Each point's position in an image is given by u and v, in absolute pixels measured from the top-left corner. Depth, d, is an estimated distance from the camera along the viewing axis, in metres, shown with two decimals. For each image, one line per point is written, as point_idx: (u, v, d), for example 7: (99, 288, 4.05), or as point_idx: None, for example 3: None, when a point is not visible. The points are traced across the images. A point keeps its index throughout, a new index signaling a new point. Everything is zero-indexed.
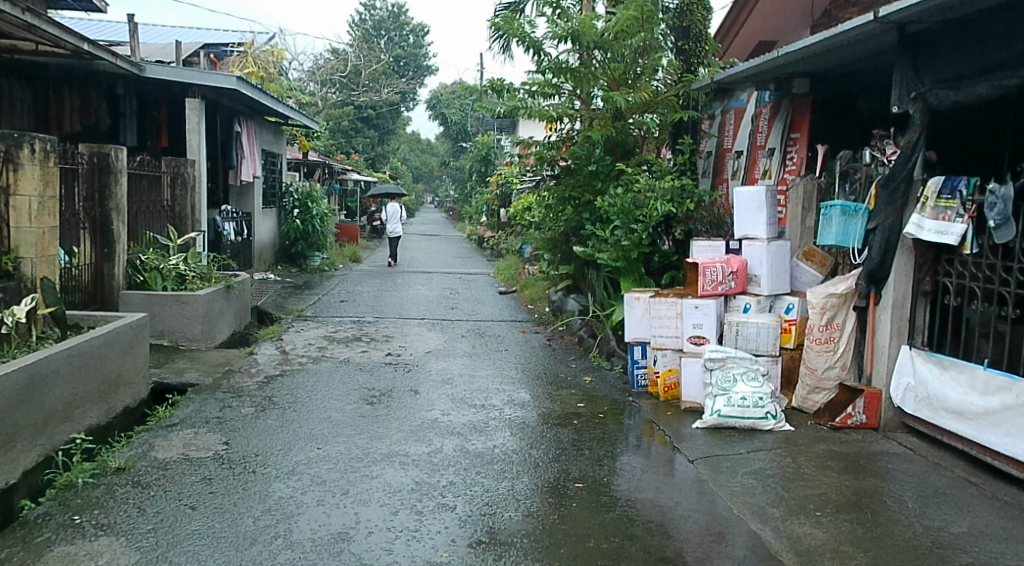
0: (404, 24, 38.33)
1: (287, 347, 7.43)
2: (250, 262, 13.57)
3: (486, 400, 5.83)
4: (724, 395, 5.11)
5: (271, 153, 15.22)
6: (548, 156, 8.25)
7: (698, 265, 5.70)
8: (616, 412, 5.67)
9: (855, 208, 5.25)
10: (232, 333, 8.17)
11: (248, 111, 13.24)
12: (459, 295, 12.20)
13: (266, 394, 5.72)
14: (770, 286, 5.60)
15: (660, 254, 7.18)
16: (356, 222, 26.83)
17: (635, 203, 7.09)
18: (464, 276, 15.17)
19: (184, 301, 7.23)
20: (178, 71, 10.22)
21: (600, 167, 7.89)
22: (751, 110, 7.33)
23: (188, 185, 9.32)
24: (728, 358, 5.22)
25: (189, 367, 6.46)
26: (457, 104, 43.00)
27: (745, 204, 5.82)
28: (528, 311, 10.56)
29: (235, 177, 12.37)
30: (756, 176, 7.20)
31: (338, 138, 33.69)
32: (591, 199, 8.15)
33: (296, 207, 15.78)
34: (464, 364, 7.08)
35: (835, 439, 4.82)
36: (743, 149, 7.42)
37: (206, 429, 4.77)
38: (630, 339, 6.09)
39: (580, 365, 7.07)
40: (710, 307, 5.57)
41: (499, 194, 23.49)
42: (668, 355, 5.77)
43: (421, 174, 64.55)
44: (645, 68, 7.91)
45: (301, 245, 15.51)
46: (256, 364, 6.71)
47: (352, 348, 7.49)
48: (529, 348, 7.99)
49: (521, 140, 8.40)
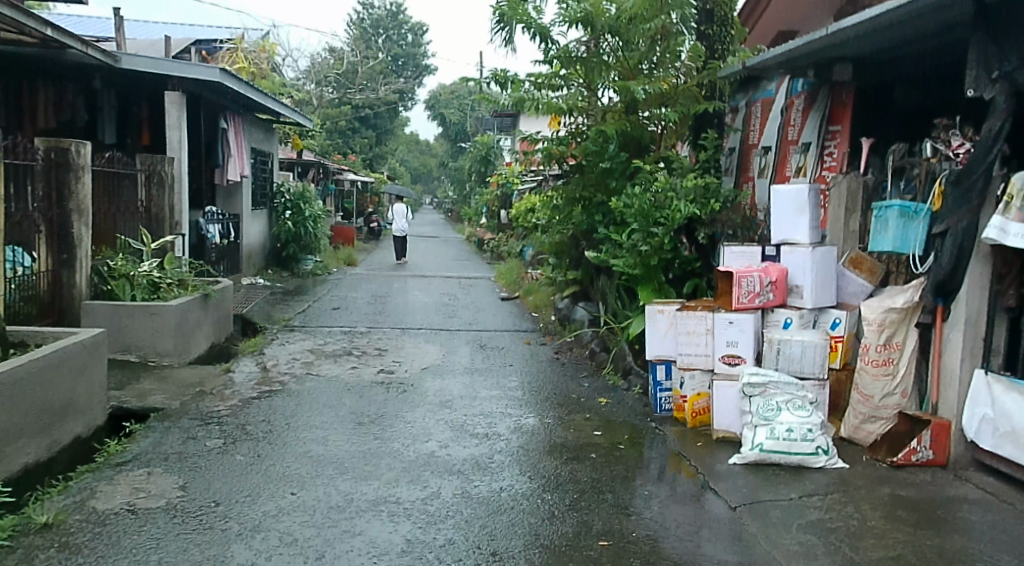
0: (402, 23, 37.70)
1: (268, 363, 6.73)
2: (237, 266, 12.87)
3: (489, 428, 5.11)
4: (767, 426, 4.41)
5: (261, 151, 14.53)
6: (557, 152, 7.51)
7: (732, 274, 4.98)
8: (638, 443, 4.96)
9: (915, 208, 4.55)
10: (210, 347, 7.46)
11: (237, 107, 12.56)
12: (459, 302, 11.51)
13: (238, 421, 5.01)
14: (815, 298, 4.89)
15: (682, 261, 6.45)
16: (353, 224, 26.20)
17: (656, 203, 6.38)
18: (465, 280, 14.48)
19: (153, 313, 6.53)
20: (157, 63, 9.49)
21: (615, 164, 7.16)
22: (782, 103, 6.73)
23: (165, 185, 8.61)
24: (770, 384, 4.53)
25: (156, 387, 5.75)
26: (457, 104, 42.37)
27: (784, 204, 5.12)
28: (533, 320, 9.86)
29: (221, 177, 11.70)
30: (786, 174, 6.55)
31: (336, 139, 33.45)
32: (604, 199, 7.38)
33: (288, 208, 15.08)
34: (464, 383, 6.36)
35: (900, 481, 4.11)
36: (772, 143, 6.80)
37: (161, 470, 4.06)
38: (653, 357, 5.38)
39: (593, 384, 6.36)
40: (746, 323, 4.87)
41: (500, 194, 22.85)
42: (697, 377, 5.11)
43: (420, 176, 63.89)
44: (662, 56, 7.29)
45: (293, 248, 14.80)
46: (231, 384, 6.00)
47: (341, 364, 6.78)
48: (535, 362, 7.28)
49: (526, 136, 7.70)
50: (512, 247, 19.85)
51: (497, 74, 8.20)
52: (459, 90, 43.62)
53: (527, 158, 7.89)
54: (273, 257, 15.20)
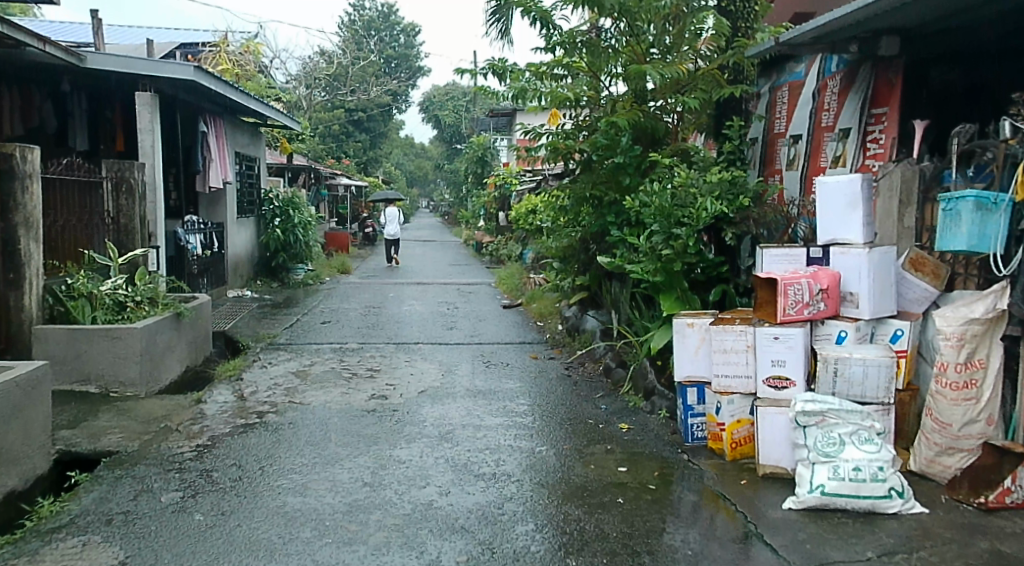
0: (394, 24, 36.98)
1: (245, 390, 6.00)
2: (223, 278, 12.16)
3: (497, 467, 4.39)
4: (828, 464, 3.70)
5: (247, 156, 13.81)
6: (559, 147, 6.68)
7: (776, 280, 4.26)
8: (671, 481, 4.24)
9: (995, 200, 3.82)
10: (183, 372, 6.74)
11: (219, 110, 11.84)
12: (459, 311, 10.81)
13: (203, 467, 4.29)
14: (873, 308, 4.19)
15: (707, 265, 5.76)
16: (347, 229, 25.50)
17: (677, 201, 5.69)
18: (464, 286, 13.79)
19: (114, 337, 5.83)
20: (126, 61, 8.75)
21: (628, 159, 6.44)
22: (813, 86, 6.05)
23: (135, 193, 7.89)
24: (829, 413, 3.81)
25: (114, 425, 5.03)
26: (451, 106, 41.70)
27: (835, 197, 4.43)
28: (538, 330, 9.15)
29: (202, 183, 11.03)
30: (820, 165, 5.86)
31: (328, 144, 32.74)
32: (616, 198, 6.61)
33: (277, 216, 14.36)
34: (466, 409, 5.64)
35: (995, 531, 3.39)
36: (803, 132, 6.12)
37: (102, 539, 3.34)
38: (683, 378, 4.67)
39: (612, 407, 5.64)
40: (794, 337, 4.18)
41: (497, 196, 22.19)
42: (736, 402, 4.39)
43: (416, 179, 63.19)
44: (675, 37, 6.61)
45: (282, 257, 14.07)
46: (202, 417, 5.28)
47: (327, 390, 6.06)
48: (544, 381, 6.56)
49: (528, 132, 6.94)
50: (511, 250, 19.16)
51: (494, 65, 7.49)
52: (453, 91, 42.95)
53: (529, 156, 7.15)
54: (262, 267, 14.48)
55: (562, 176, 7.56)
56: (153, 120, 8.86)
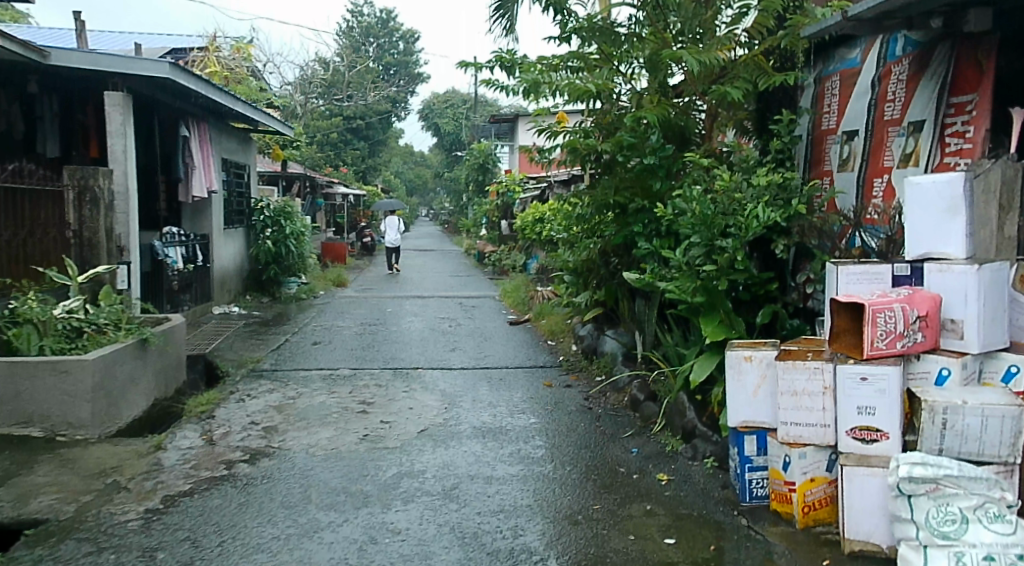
0: (393, 30, 36.20)
1: (216, 430, 5.15)
2: (208, 294, 11.34)
3: (513, 541, 3.54)
4: (949, 551, 2.86)
5: (236, 163, 12.98)
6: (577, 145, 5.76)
7: (861, 304, 3.42)
8: (732, 558, 3.39)
9: None
10: (149, 407, 5.88)
11: (203, 112, 10.96)
12: (461, 328, 9.98)
13: (148, 544, 3.43)
14: (983, 340, 3.36)
15: (754, 282, 4.91)
16: (346, 239, 24.73)
17: (720, 208, 4.86)
18: (467, 300, 12.99)
19: (62, 372, 4.98)
20: (94, 57, 7.83)
21: (659, 159, 5.60)
22: (872, 73, 5.22)
23: (100, 202, 7.00)
24: (944, 480, 2.93)
25: (50, 482, 4.17)
26: (451, 113, 40.95)
27: (926, 202, 3.62)
28: (550, 352, 8.32)
29: (185, 192, 10.20)
30: (884, 164, 5.03)
31: (326, 152, 31.94)
32: (644, 205, 5.78)
33: (269, 226, 13.53)
34: (473, 455, 4.78)
35: None
36: (860, 127, 5.30)
37: None
38: (738, 424, 3.85)
39: (645, 451, 4.80)
40: (887, 378, 3.32)
41: (501, 204, 21.42)
42: (809, 457, 3.54)
43: (415, 188, 62.49)
44: (707, 24, 5.82)
45: (274, 270, 13.23)
46: (158, 469, 4.42)
47: (312, 430, 5.21)
48: (562, 416, 5.72)
49: (542, 130, 6.09)
50: (515, 261, 18.40)
51: (502, 57, 6.66)
52: (452, 99, 42.25)
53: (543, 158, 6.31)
54: (253, 280, 13.64)
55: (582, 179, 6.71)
56: (126, 123, 8.03)
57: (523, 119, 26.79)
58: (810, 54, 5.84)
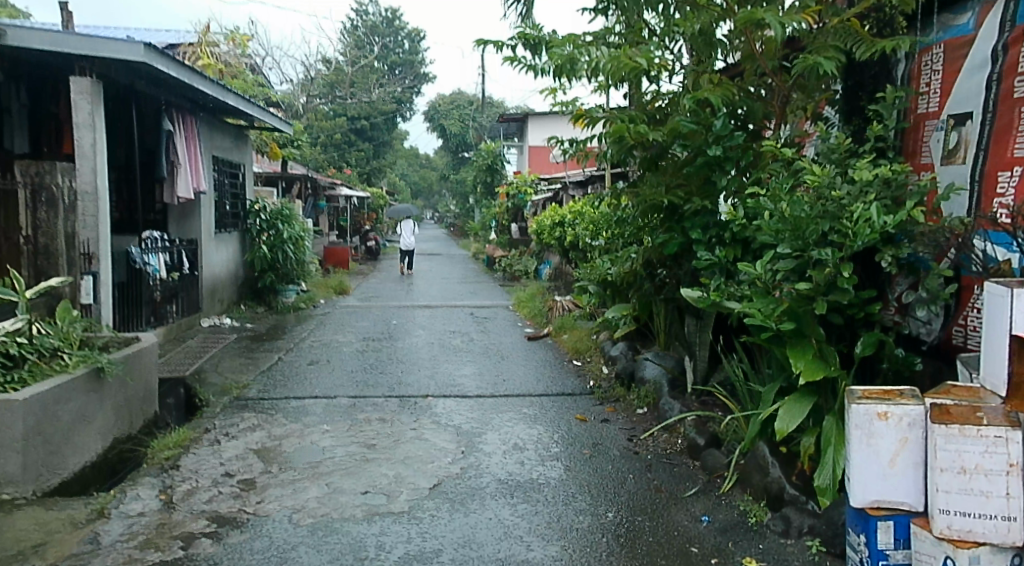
0: (399, 29, 35.28)
1: (178, 487, 4.13)
2: (197, 304, 10.36)
3: None
4: None
5: (230, 161, 12.01)
6: (620, 132, 4.69)
7: None
8: None
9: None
10: (106, 450, 4.88)
11: (191, 105, 9.99)
12: (475, 344, 8.98)
13: None
14: None
15: (853, 304, 3.88)
16: (349, 243, 23.78)
17: (815, 206, 3.81)
18: (478, 310, 12.00)
19: None
20: (56, 37, 6.84)
21: (724, 149, 4.58)
22: (991, 40, 4.11)
23: (58, 203, 6.01)
24: None
25: None
26: (457, 115, 40.03)
27: None
28: (578, 375, 7.30)
29: (170, 193, 9.32)
30: (1012, 155, 3.94)
31: (330, 153, 31.06)
32: (704, 206, 4.79)
33: (264, 230, 12.52)
34: (501, 524, 3.76)
35: None
36: (977, 108, 4.19)
37: None
38: (865, 505, 2.84)
39: (719, 519, 3.79)
40: None
41: (510, 206, 20.45)
42: (984, 560, 2.53)
43: (421, 191, 61.66)
44: None
45: (270, 278, 12.23)
46: (94, 549, 3.39)
47: (300, 486, 4.19)
48: (604, 463, 4.70)
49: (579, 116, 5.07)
50: (526, 266, 17.45)
51: (526, 34, 5.64)
52: (458, 99, 41.28)
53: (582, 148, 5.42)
54: (248, 289, 12.65)
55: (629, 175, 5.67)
56: (94, 112, 6.99)
57: (533, 119, 25.79)
58: (916, 11, 4.67)
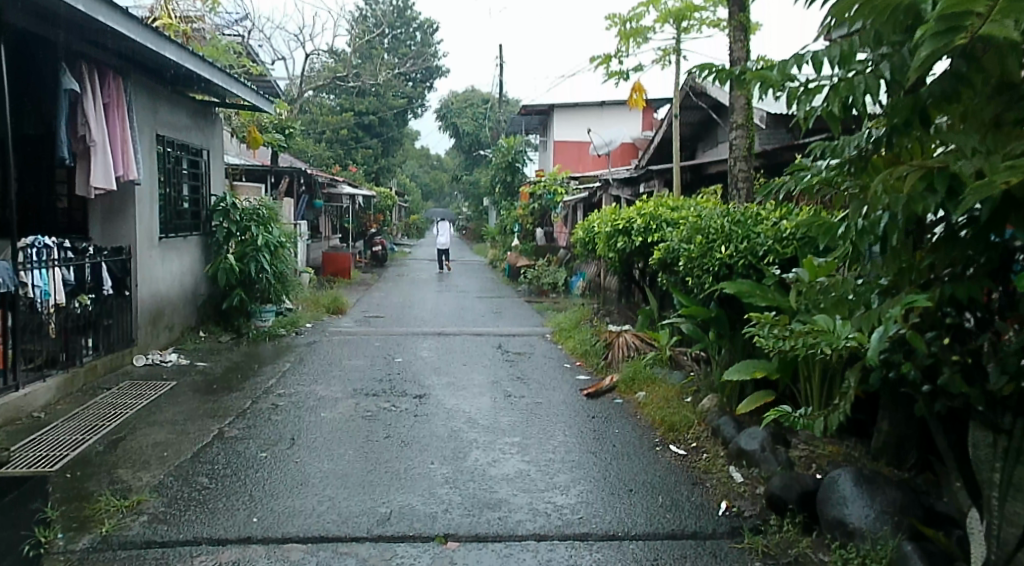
0: (411, 19, 32.49)
1: None
2: (130, 335, 7.60)
3: None
4: None
5: (186, 144, 9.16)
6: (963, 8, 1.86)
7: None
8: None
9: None
10: None
11: (121, 61, 7.13)
12: (513, 408, 6.13)
13: None
14: None
15: None
16: (351, 248, 21.00)
17: None
18: (508, 342, 9.17)
19: None
20: None
21: None
22: None
23: None
24: None
25: None
26: (472, 111, 37.32)
27: None
28: (691, 480, 4.46)
29: (87, 185, 6.63)
30: None
31: (336, 150, 28.39)
32: None
33: (232, 236, 9.69)
34: None
35: None
36: None
37: None
38: None
39: None
40: None
41: (535, 208, 17.67)
42: None
43: (432, 192, 59.01)
44: None
45: (239, 297, 9.43)
46: None
47: None
48: None
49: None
50: (557, 278, 14.66)
51: None
52: (472, 95, 38.16)
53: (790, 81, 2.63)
54: (211, 309, 9.88)
55: (858, 135, 2.86)
56: None
57: (559, 110, 22.99)
58: None
